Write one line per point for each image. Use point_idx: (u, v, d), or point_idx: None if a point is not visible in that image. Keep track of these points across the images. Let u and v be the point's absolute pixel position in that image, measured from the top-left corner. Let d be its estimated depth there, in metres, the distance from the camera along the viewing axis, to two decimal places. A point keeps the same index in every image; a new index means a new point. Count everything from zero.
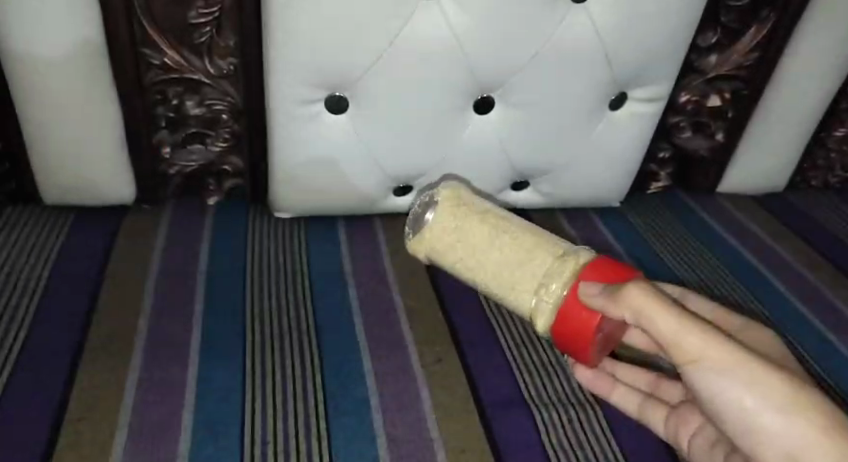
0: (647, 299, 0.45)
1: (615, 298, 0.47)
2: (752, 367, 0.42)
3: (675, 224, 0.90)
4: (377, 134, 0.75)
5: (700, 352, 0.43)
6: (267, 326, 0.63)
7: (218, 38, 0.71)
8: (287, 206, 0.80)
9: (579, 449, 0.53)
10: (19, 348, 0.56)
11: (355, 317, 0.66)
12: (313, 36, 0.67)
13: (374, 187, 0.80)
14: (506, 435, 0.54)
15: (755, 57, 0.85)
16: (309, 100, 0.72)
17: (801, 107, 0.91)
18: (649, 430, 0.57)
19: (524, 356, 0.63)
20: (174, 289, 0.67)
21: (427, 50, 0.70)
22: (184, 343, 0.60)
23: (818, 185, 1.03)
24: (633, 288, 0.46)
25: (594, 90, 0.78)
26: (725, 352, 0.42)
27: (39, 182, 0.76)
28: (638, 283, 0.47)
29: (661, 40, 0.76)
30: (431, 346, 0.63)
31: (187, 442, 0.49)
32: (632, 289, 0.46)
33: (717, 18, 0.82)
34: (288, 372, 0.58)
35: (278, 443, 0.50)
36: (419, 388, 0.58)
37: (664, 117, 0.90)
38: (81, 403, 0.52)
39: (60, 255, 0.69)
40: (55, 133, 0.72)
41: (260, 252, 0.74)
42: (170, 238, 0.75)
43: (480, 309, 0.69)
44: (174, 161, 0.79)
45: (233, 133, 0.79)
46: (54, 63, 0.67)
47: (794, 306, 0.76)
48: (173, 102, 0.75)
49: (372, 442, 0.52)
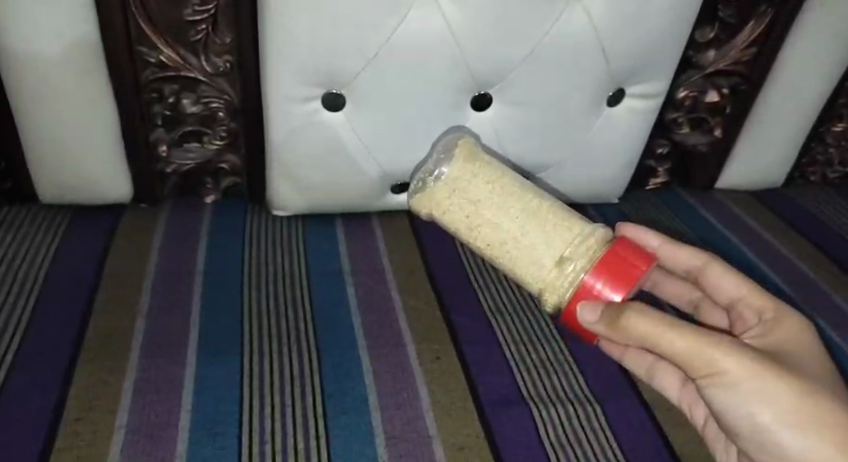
0: (656, 324, 0.44)
1: (615, 329, 0.46)
2: (763, 379, 0.44)
3: (674, 221, 0.90)
4: (374, 131, 0.75)
5: (715, 372, 0.44)
6: (265, 325, 0.63)
7: (213, 35, 0.71)
8: (285, 205, 0.80)
9: (577, 447, 0.53)
10: (17, 349, 0.56)
11: (353, 315, 0.66)
12: (309, 34, 0.66)
13: (372, 184, 0.80)
14: (504, 433, 0.54)
15: (753, 52, 0.85)
16: (305, 97, 0.72)
17: (799, 102, 0.90)
18: (648, 427, 0.57)
19: (523, 353, 0.63)
20: (172, 288, 0.67)
21: (424, 47, 0.70)
22: (182, 342, 0.60)
23: (817, 180, 1.03)
24: (633, 318, 0.45)
25: (592, 86, 0.78)
26: (737, 366, 0.44)
27: (35, 181, 0.76)
28: (633, 307, 0.46)
29: (659, 36, 0.76)
30: (430, 344, 0.63)
31: (185, 441, 0.49)
32: (633, 319, 0.45)
33: (715, 14, 0.82)
34: (287, 371, 0.58)
35: (276, 442, 0.50)
36: (418, 386, 0.58)
37: (663, 113, 0.90)
38: (78, 403, 0.52)
39: (58, 254, 0.69)
40: (51, 132, 0.72)
41: (257, 251, 0.74)
42: (167, 237, 0.75)
43: (480, 307, 0.69)
44: (171, 160, 0.79)
45: (230, 131, 0.79)
46: (49, 62, 0.67)
47: (793, 302, 0.76)
48: (169, 100, 0.74)
49: (370, 440, 0.52)
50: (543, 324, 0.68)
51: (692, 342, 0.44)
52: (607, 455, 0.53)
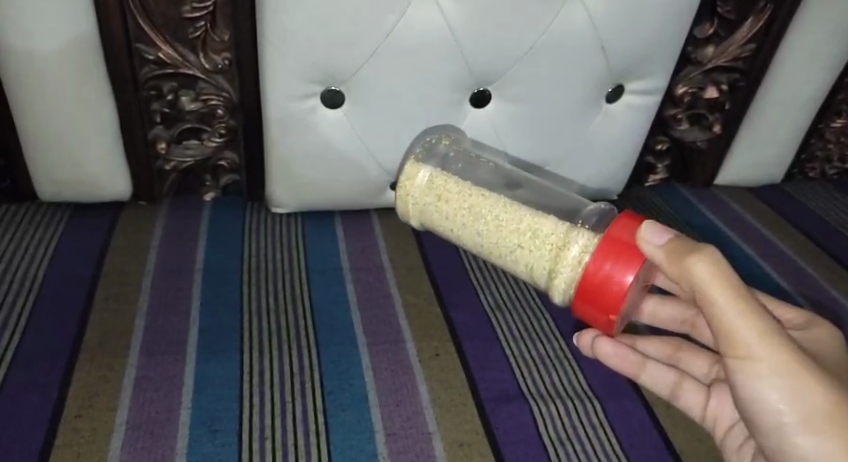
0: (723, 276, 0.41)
1: (676, 265, 0.43)
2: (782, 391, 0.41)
3: (672, 216, 0.90)
4: (373, 127, 0.75)
5: None
6: (264, 323, 0.63)
7: (212, 32, 0.71)
8: (284, 202, 0.80)
9: (577, 443, 0.54)
10: (16, 347, 0.56)
11: (353, 312, 0.66)
12: (307, 30, 0.66)
13: (370, 181, 0.80)
14: (505, 428, 0.54)
15: (752, 48, 0.85)
16: (304, 94, 0.72)
17: (798, 98, 0.90)
18: (646, 423, 0.57)
19: (521, 349, 0.63)
20: (171, 286, 0.66)
21: (422, 43, 0.70)
22: (181, 339, 0.60)
23: (816, 177, 1.03)
24: (703, 265, 0.42)
25: (591, 82, 0.78)
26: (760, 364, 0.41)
27: (34, 179, 0.76)
28: (709, 255, 0.42)
29: (658, 32, 0.76)
30: (430, 341, 0.63)
31: (185, 438, 0.49)
32: (703, 263, 0.41)
33: (714, 10, 0.82)
34: (286, 368, 0.58)
35: (276, 439, 0.50)
36: (417, 383, 0.58)
37: (661, 109, 0.90)
38: (78, 401, 0.52)
39: (56, 252, 0.69)
40: (50, 130, 0.72)
41: (256, 248, 0.74)
42: (167, 234, 0.75)
43: (479, 304, 0.69)
44: (170, 157, 0.79)
45: (229, 128, 0.78)
46: (47, 58, 0.66)
47: (793, 297, 0.76)
48: (168, 97, 0.74)
49: (370, 437, 0.52)
50: (542, 319, 0.68)
51: (746, 318, 0.41)
52: (606, 452, 0.54)
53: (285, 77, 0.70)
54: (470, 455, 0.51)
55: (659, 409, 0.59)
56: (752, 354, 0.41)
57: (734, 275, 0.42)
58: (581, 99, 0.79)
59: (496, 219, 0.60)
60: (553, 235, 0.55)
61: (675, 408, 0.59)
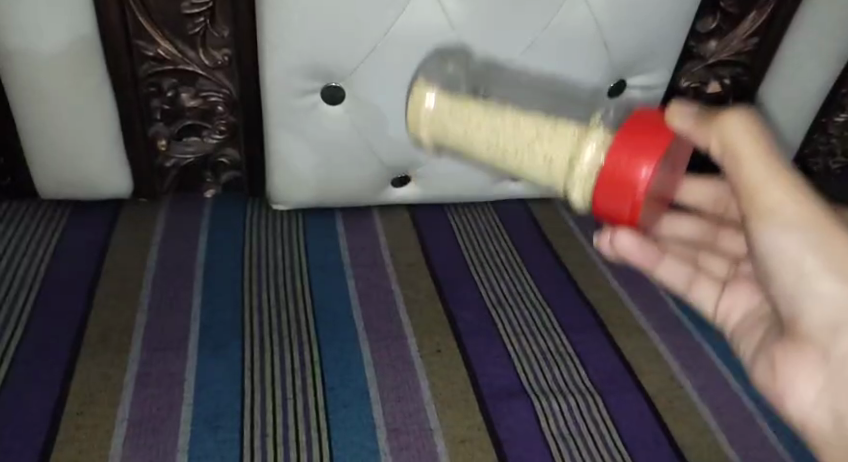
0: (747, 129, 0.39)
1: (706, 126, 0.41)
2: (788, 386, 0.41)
3: None
4: (374, 123, 0.75)
5: None
6: (265, 319, 0.62)
7: (211, 28, 0.71)
8: (285, 199, 0.80)
9: (578, 439, 0.54)
10: (18, 343, 0.56)
11: (354, 309, 0.66)
12: (307, 25, 0.66)
13: (371, 177, 0.80)
14: (506, 424, 0.54)
15: (755, 42, 0.85)
16: (304, 90, 0.71)
17: (802, 93, 0.90)
18: (648, 419, 0.57)
19: (523, 345, 0.63)
20: (172, 282, 0.66)
21: (423, 38, 0.69)
22: (182, 336, 0.60)
23: (819, 172, 1.03)
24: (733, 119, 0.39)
25: (593, 77, 0.77)
26: None
27: (35, 176, 0.76)
28: (742, 119, 0.39)
29: (660, 26, 0.75)
30: (432, 337, 0.63)
31: (186, 434, 0.49)
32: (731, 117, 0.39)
33: (716, 4, 0.81)
34: (287, 365, 0.57)
35: (277, 435, 0.50)
36: (418, 380, 0.58)
37: (664, 104, 0.89)
38: (80, 397, 0.52)
39: (57, 248, 0.69)
40: (50, 127, 0.72)
41: (257, 245, 0.74)
42: (168, 231, 0.75)
43: (480, 300, 0.69)
44: (171, 154, 0.79)
45: (229, 125, 0.78)
46: (46, 55, 0.66)
47: None
48: (168, 94, 0.74)
49: (371, 434, 0.52)
50: (543, 314, 0.68)
51: (775, 172, 0.38)
52: (608, 448, 0.53)
53: (284, 72, 0.69)
54: (471, 451, 0.51)
55: (661, 404, 0.59)
56: (777, 205, 0.37)
57: (772, 139, 0.39)
58: (583, 94, 0.78)
59: (511, 123, 0.52)
60: (571, 129, 0.49)
61: (677, 404, 0.59)
